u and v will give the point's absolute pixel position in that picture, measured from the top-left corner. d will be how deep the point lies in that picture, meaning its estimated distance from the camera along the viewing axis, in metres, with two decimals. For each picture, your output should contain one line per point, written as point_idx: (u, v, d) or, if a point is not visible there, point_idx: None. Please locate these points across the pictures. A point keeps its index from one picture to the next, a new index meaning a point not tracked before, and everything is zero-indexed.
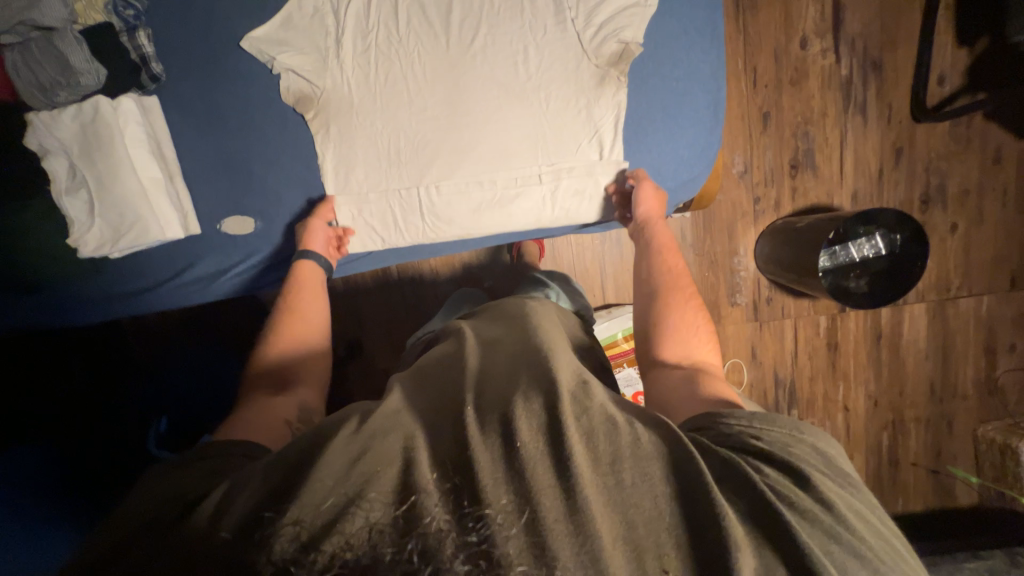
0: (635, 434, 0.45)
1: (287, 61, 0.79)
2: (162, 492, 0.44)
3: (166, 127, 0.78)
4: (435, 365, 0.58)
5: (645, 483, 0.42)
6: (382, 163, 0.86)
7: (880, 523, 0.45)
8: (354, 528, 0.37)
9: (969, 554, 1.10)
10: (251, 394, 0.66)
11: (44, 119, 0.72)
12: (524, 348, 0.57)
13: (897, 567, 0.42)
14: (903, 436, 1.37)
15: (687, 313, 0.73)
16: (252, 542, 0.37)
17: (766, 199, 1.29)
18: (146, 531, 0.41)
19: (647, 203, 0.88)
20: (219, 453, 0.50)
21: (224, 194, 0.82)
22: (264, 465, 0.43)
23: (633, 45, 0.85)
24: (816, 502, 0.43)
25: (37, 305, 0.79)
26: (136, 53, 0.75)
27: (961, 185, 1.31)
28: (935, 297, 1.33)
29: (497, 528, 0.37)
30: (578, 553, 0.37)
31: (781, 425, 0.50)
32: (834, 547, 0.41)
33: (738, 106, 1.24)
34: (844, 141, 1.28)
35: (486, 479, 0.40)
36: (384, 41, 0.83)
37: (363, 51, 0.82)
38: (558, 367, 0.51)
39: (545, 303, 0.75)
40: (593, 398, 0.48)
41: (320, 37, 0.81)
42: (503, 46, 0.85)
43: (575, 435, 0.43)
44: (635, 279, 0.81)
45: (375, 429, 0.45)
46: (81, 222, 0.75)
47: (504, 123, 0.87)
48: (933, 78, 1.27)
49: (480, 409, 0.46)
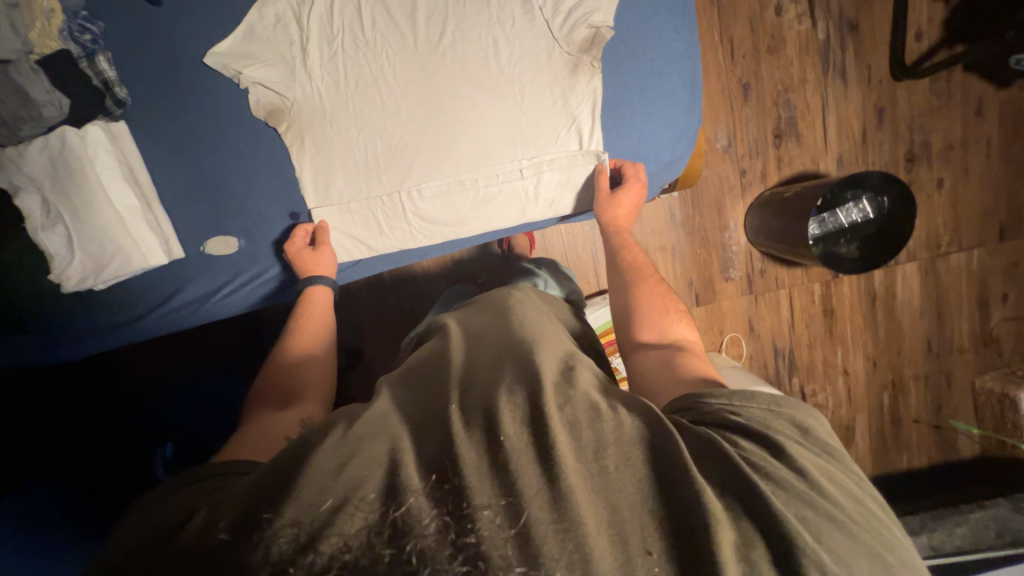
0: (618, 419, 0.45)
1: (254, 74, 0.78)
2: (163, 508, 0.45)
3: (138, 153, 0.77)
4: (422, 362, 0.57)
5: (629, 468, 0.42)
6: (361, 170, 0.85)
7: (859, 489, 0.46)
8: (354, 529, 0.38)
9: (974, 505, 1.12)
10: (257, 411, 0.68)
11: (12, 156, 0.70)
12: (509, 340, 0.57)
13: (873, 530, 0.42)
14: (904, 394, 1.38)
15: (658, 298, 0.78)
16: (250, 542, 0.38)
17: (752, 171, 1.29)
18: (147, 546, 0.41)
19: (612, 206, 0.89)
20: (217, 473, 0.50)
21: (205, 216, 0.81)
22: (251, 479, 0.42)
23: (604, 29, 0.83)
24: (792, 472, 0.44)
25: (28, 345, 0.78)
26: (98, 78, 0.73)
27: (944, 141, 1.31)
28: (925, 254, 1.34)
29: (489, 527, 0.38)
30: (563, 540, 0.37)
31: (759, 401, 0.50)
32: (808, 511, 0.41)
33: (717, 80, 1.23)
34: (825, 106, 1.27)
35: (472, 476, 0.40)
36: (350, 45, 0.81)
37: (331, 58, 0.81)
38: (543, 358, 0.52)
39: (533, 292, 0.75)
40: (576, 387, 0.48)
41: (285, 46, 0.79)
42: (473, 41, 0.83)
43: (559, 424, 0.44)
44: (611, 277, 0.85)
45: (362, 433, 0.45)
46: (61, 257, 0.73)
47: (480, 119, 0.85)
48: (911, 35, 1.26)
49: (465, 407, 0.46)
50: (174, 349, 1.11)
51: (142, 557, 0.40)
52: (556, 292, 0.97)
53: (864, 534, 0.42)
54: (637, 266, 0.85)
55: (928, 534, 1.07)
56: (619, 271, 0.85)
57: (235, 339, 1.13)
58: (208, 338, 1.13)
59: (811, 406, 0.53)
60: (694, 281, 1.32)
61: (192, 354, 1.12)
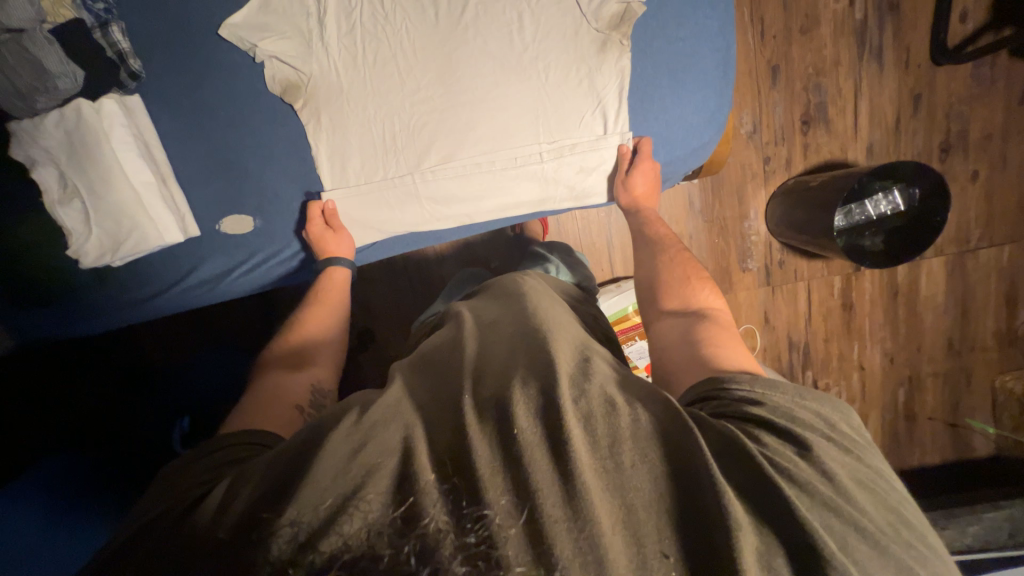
0: (634, 414, 0.44)
1: (270, 48, 0.76)
2: (176, 490, 0.45)
3: (152, 127, 0.76)
4: (434, 350, 0.57)
5: (645, 464, 0.41)
6: (378, 151, 0.84)
7: (886, 492, 0.44)
8: (353, 528, 0.37)
9: (987, 505, 1.11)
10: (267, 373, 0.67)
11: (28, 128, 0.69)
12: (524, 328, 0.56)
13: (898, 536, 0.41)
14: (920, 391, 1.36)
15: (680, 267, 0.77)
16: (249, 541, 0.37)
17: (777, 158, 1.24)
18: (158, 527, 0.41)
19: (638, 179, 0.87)
20: (227, 444, 0.51)
21: (220, 194, 0.80)
22: (267, 461, 0.43)
23: (635, 3, 0.80)
24: (816, 472, 0.43)
25: (49, 319, 0.79)
26: (112, 50, 0.71)
27: (983, 131, 1.25)
28: (954, 249, 1.30)
29: (497, 529, 0.37)
30: (577, 540, 0.36)
31: (783, 392, 0.49)
32: (832, 517, 0.40)
33: (745, 62, 1.18)
34: (859, 91, 1.21)
35: (484, 470, 0.40)
36: (369, 18, 0.78)
37: (349, 32, 0.78)
38: (558, 347, 0.51)
39: (541, 279, 0.74)
40: (591, 379, 0.47)
41: (302, 19, 0.77)
42: (496, 16, 0.79)
43: (574, 417, 0.43)
44: (638, 258, 0.84)
45: (374, 420, 0.45)
46: (79, 232, 0.73)
47: (501, 99, 0.82)
48: (955, 16, 1.19)
49: (479, 398, 0.46)
50: (188, 326, 1.12)
51: (146, 543, 0.40)
52: (567, 279, 0.95)
53: (889, 541, 0.41)
54: (659, 236, 0.85)
55: (939, 532, 1.07)
56: (640, 260, 0.83)
57: (247, 318, 1.14)
58: (221, 316, 1.13)
59: (835, 396, 0.51)
60: (710, 271, 1.29)
61: (205, 331, 1.13)
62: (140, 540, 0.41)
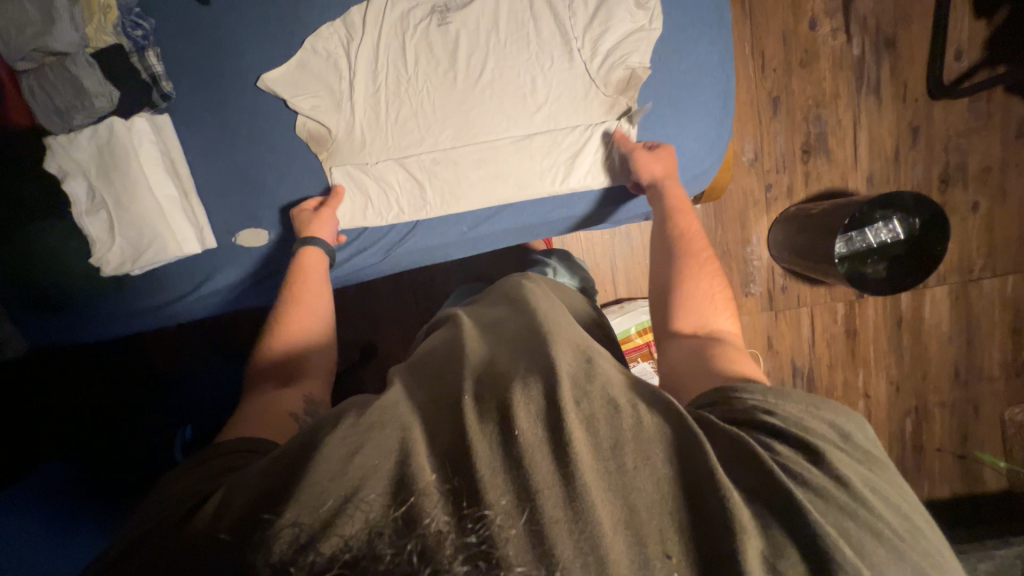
0: (637, 415, 0.45)
1: (300, 104, 0.82)
2: (178, 492, 0.46)
3: (179, 146, 0.81)
4: (433, 351, 0.58)
5: (647, 466, 0.42)
6: (397, 200, 0.88)
7: (904, 503, 0.45)
8: (353, 530, 0.37)
9: (999, 542, 1.08)
10: (265, 377, 0.66)
11: (63, 143, 0.74)
12: (526, 332, 0.57)
13: (918, 545, 0.41)
14: (927, 421, 1.34)
15: (704, 279, 0.73)
16: (251, 541, 0.37)
17: (779, 185, 1.27)
18: (159, 530, 0.42)
19: (651, 167, 0.83)
20: (230, 449, 0.52)
21: (238, 208, 0.84)
22: (263, 466, 0.43)
23: (640, 69, 0.85)
24: (831, 479, 0.43)
25: (67, 325, 0.81)
26: (146, 72, 0.77)
27: (981, 162, 1.27)
28: (957, 278, 1.30)
29: (497, 530, 0.37)
30: (578, 541, 0.37)
31: (795, 400, 0.50)
32: (848, 523, 0.40)
33: (746, 93, 1.22)
34: (858, 122, 1.24)
35: (484, 470, 0.40)
36: (393, 81, 0.86)
37: (374, 93, 0.86)
38: (559, 347, 0.52)
39: (543, 281, 0.76)
40: (594, 380, 0.48)
41: (335, 80, 0.84)
42: (511, 79, 0.86)
43: (575, 419, 0.43)
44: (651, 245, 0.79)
45: (372, 420, 0.45)
46: (103, 242, 0.76)
47: (512, 152, 0.87)
48: (950, 54, 1.23)
49: (480, 398, 0.46)
50: (196, 336, 1.14)
51: (148, 551, 0.40)
52: (567, 281, 0.98)
53: (908, 549, 0.40)
54: (677, 240, 0.77)
55: None
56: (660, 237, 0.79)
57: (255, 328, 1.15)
58: (229, 324, 1.16)
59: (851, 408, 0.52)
60: None
61: (212, 340, 1.15)
62: (140, 548, 0.41)
